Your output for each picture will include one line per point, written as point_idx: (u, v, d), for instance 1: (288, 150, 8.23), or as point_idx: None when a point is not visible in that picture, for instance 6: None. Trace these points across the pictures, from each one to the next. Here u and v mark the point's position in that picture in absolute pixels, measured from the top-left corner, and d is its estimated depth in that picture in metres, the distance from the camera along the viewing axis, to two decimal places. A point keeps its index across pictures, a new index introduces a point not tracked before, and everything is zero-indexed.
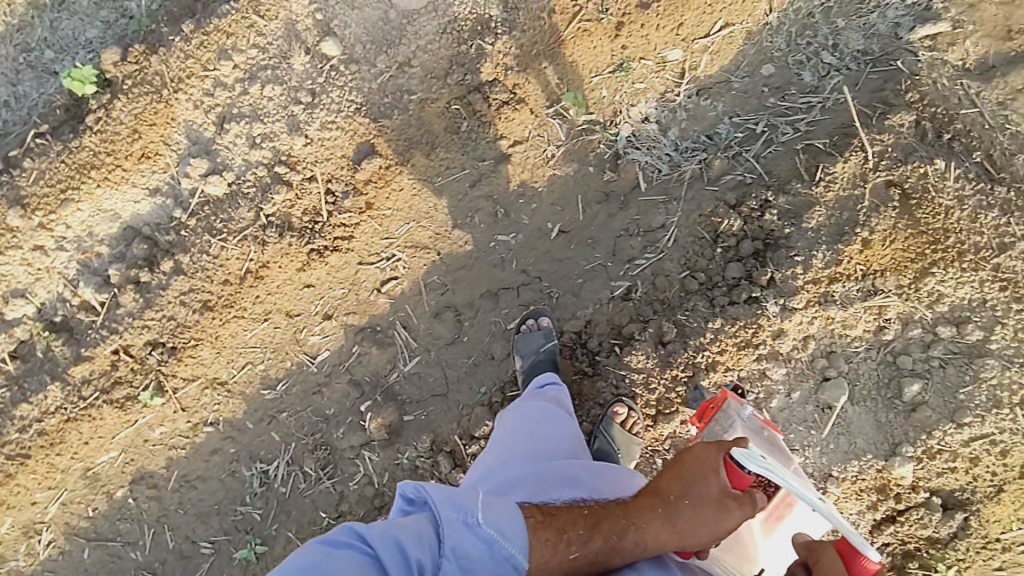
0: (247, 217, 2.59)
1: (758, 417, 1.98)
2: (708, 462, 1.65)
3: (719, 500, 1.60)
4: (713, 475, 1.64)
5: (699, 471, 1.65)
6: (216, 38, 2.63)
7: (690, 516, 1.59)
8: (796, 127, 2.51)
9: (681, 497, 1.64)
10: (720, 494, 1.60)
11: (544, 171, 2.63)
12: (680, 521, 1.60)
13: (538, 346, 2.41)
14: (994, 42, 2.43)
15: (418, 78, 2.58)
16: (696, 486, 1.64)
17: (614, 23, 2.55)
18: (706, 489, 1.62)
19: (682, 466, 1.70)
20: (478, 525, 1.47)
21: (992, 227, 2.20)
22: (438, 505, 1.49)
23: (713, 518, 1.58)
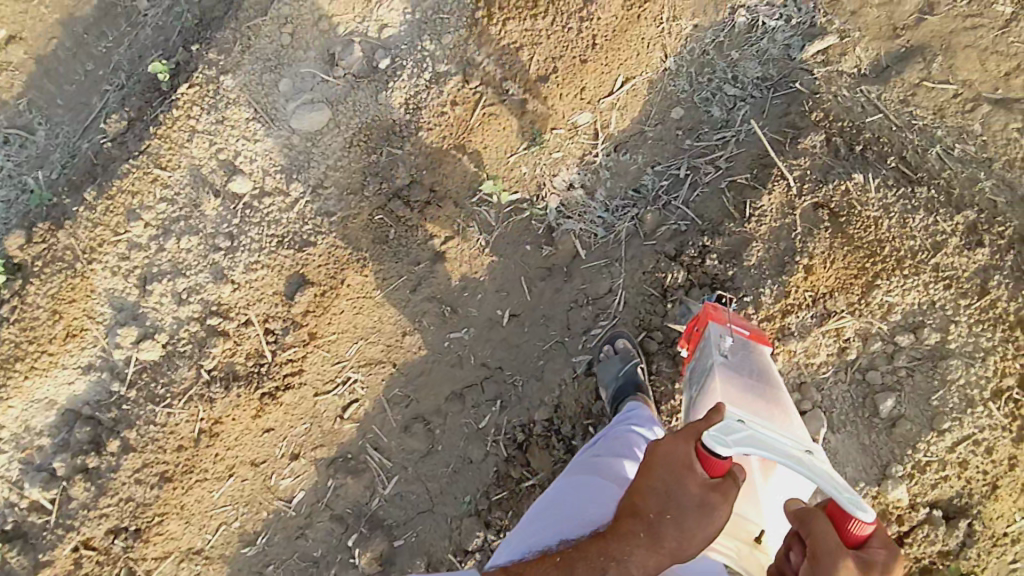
0: (189, 376, 2.47)
1: (740, 336, 2.05)
2: (679, 462, 1.55)
3: (702, 502, 1.51)
4: (689, 474, 1.54)
5: (673, 476, 1.55)
6: (121, 200, 2.54)
7: (676, 531, 1.51)
8: (716, 165, 2.51)
9: (660, 512, 1.55)
10: (700, 494, 1.51)
11: (482, 260, 2.58)
12: (666, 537, 1.52)
13: (616, 372, 2.30)
14: (883, 43, 2.54)
15: (334, 198, 2.50)
16: (674, 493, 1.54)
17: (518, 101, 2.50)
18: (687, 496, 1.52)
19: (654, 474, 1.59)
20: None
21: (922, 229, 2.24)
22: None
23: (700, 522, 1.51)
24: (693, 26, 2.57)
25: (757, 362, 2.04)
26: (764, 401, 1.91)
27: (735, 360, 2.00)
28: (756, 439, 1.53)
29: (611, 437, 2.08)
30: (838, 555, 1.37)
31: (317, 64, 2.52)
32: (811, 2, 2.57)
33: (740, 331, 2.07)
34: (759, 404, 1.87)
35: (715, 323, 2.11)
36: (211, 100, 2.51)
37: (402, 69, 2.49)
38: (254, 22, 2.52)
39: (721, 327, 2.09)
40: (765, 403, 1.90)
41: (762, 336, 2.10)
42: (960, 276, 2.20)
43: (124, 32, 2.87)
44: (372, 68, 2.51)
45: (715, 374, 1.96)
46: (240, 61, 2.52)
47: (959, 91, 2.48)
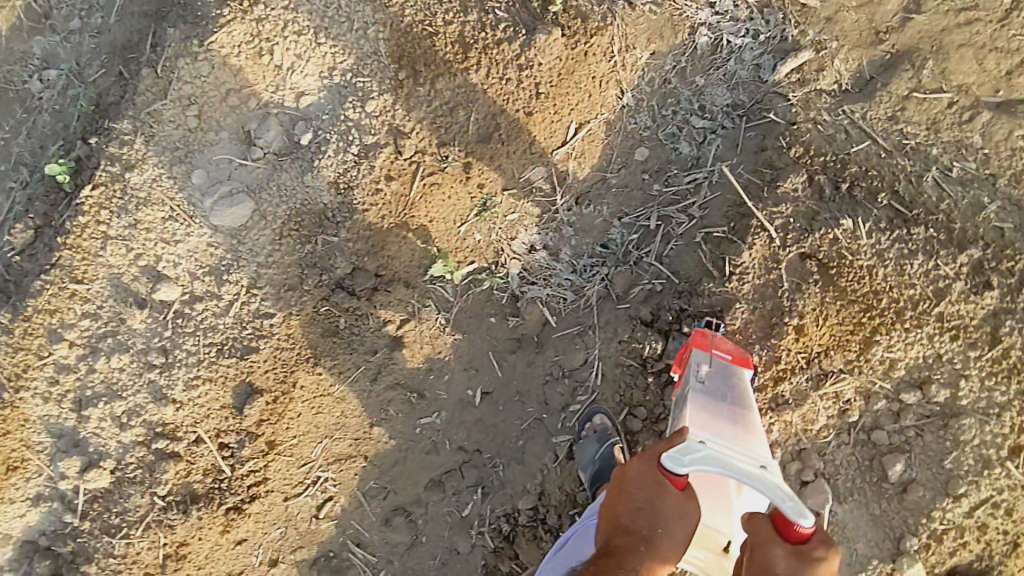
0: (142, 502, 2.29)
1: (725, 361, 1.91)
2: (653, 478, 1.62)
3: (682, 508, 1.59)
4: (665, 488, 1.60)
5: (655, 492, 1.60)
6: (40, 320, 2.32)
7: (667, 538, 1.58)
8: (689, 214, 2.27)
9: (650, 524, 1.58)
10: (679, 503, 1.59)
11: (444, 339, 2.33)
12: (661, 546, 1.58)
13: (593, 454, 2.14)
14: (865, 51, 2.24)
15: (272, 297, 2.30)
16: (657, 507, 1.59)
17: (461, 166, 2.27)
18: (671, 508, 1.58)
19: (631, 495, 1.64)
20: None
21: (922, 275, 2.03)
22: None
23: (684, 527, 1.59)
24: (648, 54, 2.28)
25: (739, 391, 1.88)
26: (738, 427, 1.77)
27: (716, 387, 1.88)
28: (714, 458, 1.55)
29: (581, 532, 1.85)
30: (770, 547, 1.49)
31: (233, 142, 2.30)
32: (780, 12, 2.27)
33: (722, 357, 1.91)
34: (731, 427, 1.75)
35: (699, 348, 1.94)
36: (120, 202, 2.31)
37: (327, 144, 2.27)
38: (154, 106, 2.31)
39: (704, 352, 1.93)
40: (739, 427, 1.77)
41: (749, 359, 1.94)
42: (968, 324, 2.01)
43: (20, 119, 2.66)
44: (294, 144, 2.29)
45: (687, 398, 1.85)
46: (145, 154, 2.31)
47: (955, 99, 2.18)
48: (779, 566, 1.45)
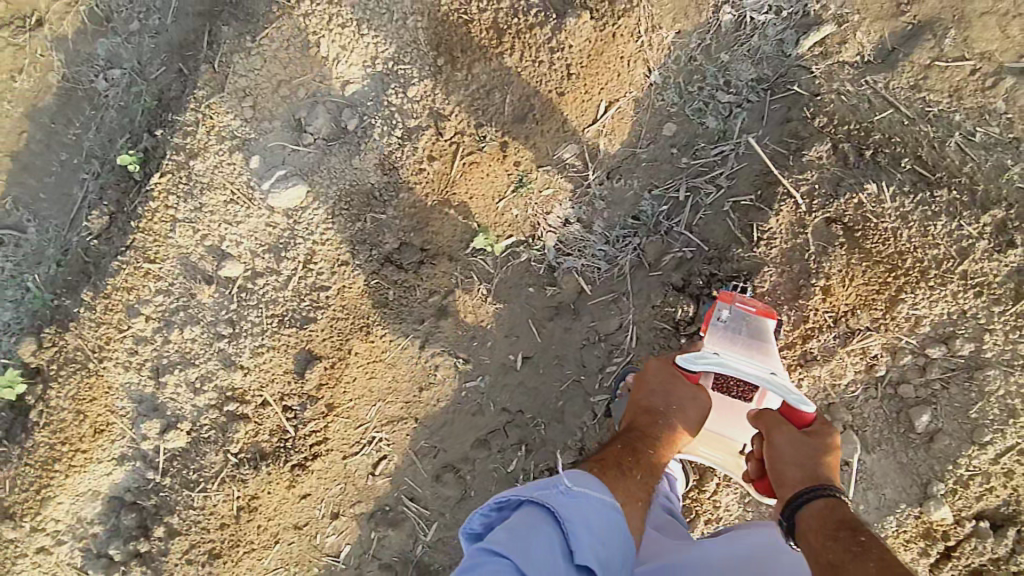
0: (217, 460, 2.53)
1: (747, 312, 2.05)
2: (670, 372, 2.07)
3: (692, 394, 2.03)
4: (679, 380, 2.06)
5: (671, 382, 2.06)
6: (118, 297, 2.57)
7: (681, 415, 2.00)
8: (716, 183, 2.36)
9: (669, 404, 2.01)
10: (690, 390, 2.04)
11: (486, 309, 2.50)
12: (676, 422, 1.98)
13: None
14: (886, 23, 2.31)
15: (326, 271, 2.49)
16: (672, 393, 2.03)
17: (497, 146, 2.42)
18: (684, 392, 2.03)
19: (650, 386, 2.07)
20: (572, 489, 1.61)
21: (945, 236, 2.03)
22: (530, 492, 1.60)
23: (694, 411, 2.01)
24: (674, 33, 2.39)
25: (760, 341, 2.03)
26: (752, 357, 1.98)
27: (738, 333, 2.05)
28: (725, 365, 1.90)
29: None
30: (786, 426, 1.85)
31: (283, 129, 2.48)
32: None
33: (746, 309, 2.04)
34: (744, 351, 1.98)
35: (723, 302, 2.08)
36: (186, 188, 2.53)
37: (373, 128, 2.44)
38: (211, 100, 2.51)
39: (726, 306, 2.07)
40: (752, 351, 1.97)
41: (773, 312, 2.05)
42: (992, 281, 1.99)
43: (89, 116, 2.91)
44: (341, 130, 2.47)
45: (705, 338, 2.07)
46: (205, 142, 2.52)
47: (978, 66, 2.22)
48: (798, 438, 1.81)
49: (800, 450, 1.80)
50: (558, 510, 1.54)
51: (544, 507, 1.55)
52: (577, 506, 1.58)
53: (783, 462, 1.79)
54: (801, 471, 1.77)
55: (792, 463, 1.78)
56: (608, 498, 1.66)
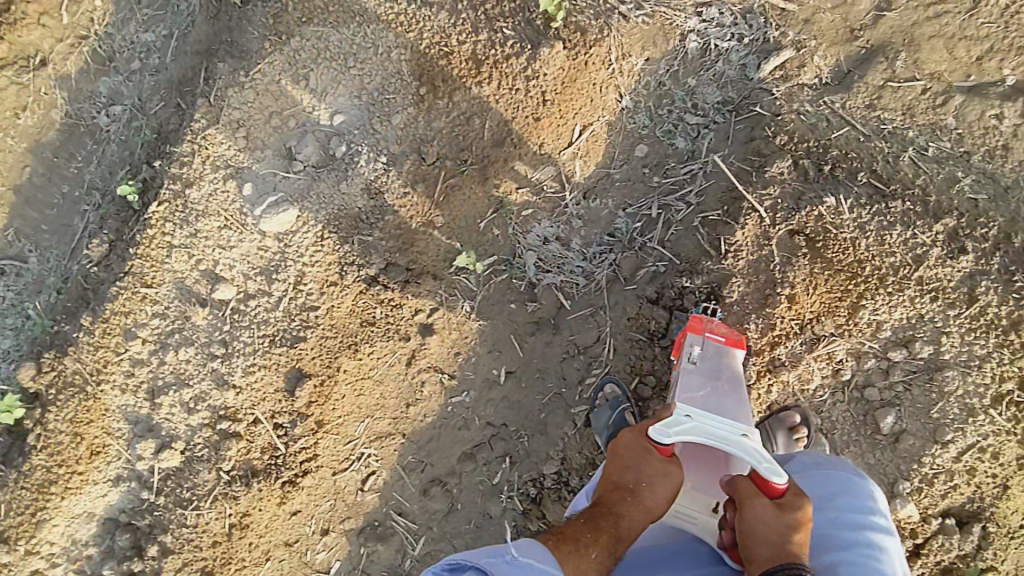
0: (210, 478, 2.59)
1: (716, 342, 2.13)
2: (642, 445, 1.89)
3: (665, 468, 1.84)
4: (649, 454, 1.87)
5: (643, 456, 1.87)
6: (116, 321, 2.67)
7: (651, 492, 1.82)
8: (686, 201, 2.48)
9: (639, 480, 1.83)
10: (661, 464, 1.84)
11: (470, 325, 2.60)
12: (646, 500, 1.81)
13: (607, 421, 2.34)
14: (842, 47, 2.45)
15: (315, 292, 2.59)
16: (642, 467, 1.85)
17: (478, 169, 2.54)
18: (653, 467, 1.84)
19: (621, 457, 1.91)
20: (517, 559, 1.58)
21: (900, 244, 2.16)
22: (475, 559, 1.59)
23: (666, 488, 1.83)
24: (644, 60, 2.53)
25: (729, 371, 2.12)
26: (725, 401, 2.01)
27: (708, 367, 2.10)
28: (697, 430, 1.84)
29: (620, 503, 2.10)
30: (758, 500, 1.71)
31: (275, 157, 2.61)
32: (761, 16, 2.50)
33: (715, 339, 2.13)
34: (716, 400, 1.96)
35: (692, 334, 2.14)
36: (182, 215, 2.65)
37: (360, 154, 2.56)
38: (207, 131, 2.65)
39: (696, 337, 2.14)
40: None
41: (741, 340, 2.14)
42: (946, 286, 2.11)
43: (91, 150, 3.04)
44: (329, 156, 2.59)
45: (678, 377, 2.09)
46: (201, 172, 2.65)
47: (929, 85, 2.36)
48: (767, 512, 1.68)
49: (769, 525, 1.66)
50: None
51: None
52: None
53: (750, 533, 1.67)
54: (772, 549, 1.64)
55: (761, 538, 1.66)
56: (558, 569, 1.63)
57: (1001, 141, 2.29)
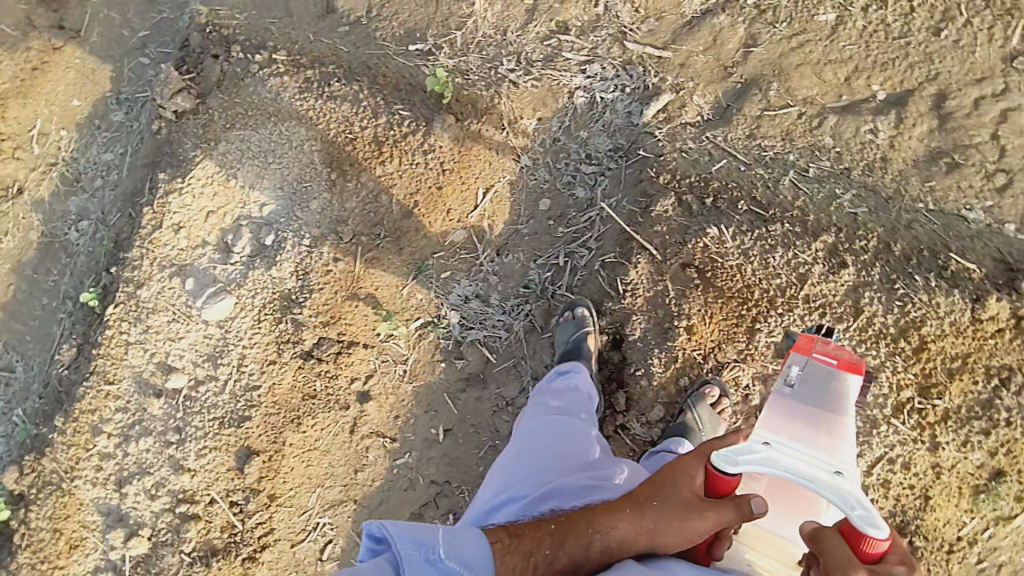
0: (173, 562, 2.61)
1: (828, 363, 1.62)
2: (688, 470, 1.66)
3: (689, 502, 1.60)
4: (693, 478, 1.63)
5: (677, 481, 1.66)
6: (84, 418, 2.84)
7: (656, 515, 1.65)
8: (588, 246, 2.59)
9: (651, 499, 1.69)
10: (689, 497, 1.61)
11: (404, 388, 2.70)
12: (648, 517, 1.66)
13: (567, 337, 2.39)
14: (718, 84, 2.59)
15: (257, 372, 2.74)
16: (670, 490, 1.66)
17: (392, 240, 2.72)
18: (679, 494, 1.63)
19: (664, 474, 1.72)
20: (439, 561, 1.61)
21: (784, 265, 2.28)
22: (398, 546, 1.63)
23: (676, 516, 1.60)
24: (536, 121, 2.71)
25: (839, 399, 1.56)
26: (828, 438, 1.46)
27: (808, 392, 1.57)
28: (774, 461, 1.41)
29: (540, 443, 1.99)
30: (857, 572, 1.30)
31: (215, 251, 2.84)
32: (640, 66, 2.67)
33: (826, 361, 1.62)
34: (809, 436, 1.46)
35: (797, 353, 1.65)
36: (136, 314, 2.87)
37: (285, 241, 2.77)
38: (153, 235, 2.89)
39: (802, 357, 1.65)
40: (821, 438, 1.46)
41: (858, 364, 1.62)
42: (833, 301, 2.22)
43: (65, 263, 3.24)
44: (262, 246, 2.80)
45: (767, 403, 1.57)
46: (151, 272, 2.88)
47: (802, 110, 2.49)
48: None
49: None
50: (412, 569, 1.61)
51: (402, 567, 1.61)
52: None
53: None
54: None
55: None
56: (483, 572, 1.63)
57: (879, 154, 2.39)
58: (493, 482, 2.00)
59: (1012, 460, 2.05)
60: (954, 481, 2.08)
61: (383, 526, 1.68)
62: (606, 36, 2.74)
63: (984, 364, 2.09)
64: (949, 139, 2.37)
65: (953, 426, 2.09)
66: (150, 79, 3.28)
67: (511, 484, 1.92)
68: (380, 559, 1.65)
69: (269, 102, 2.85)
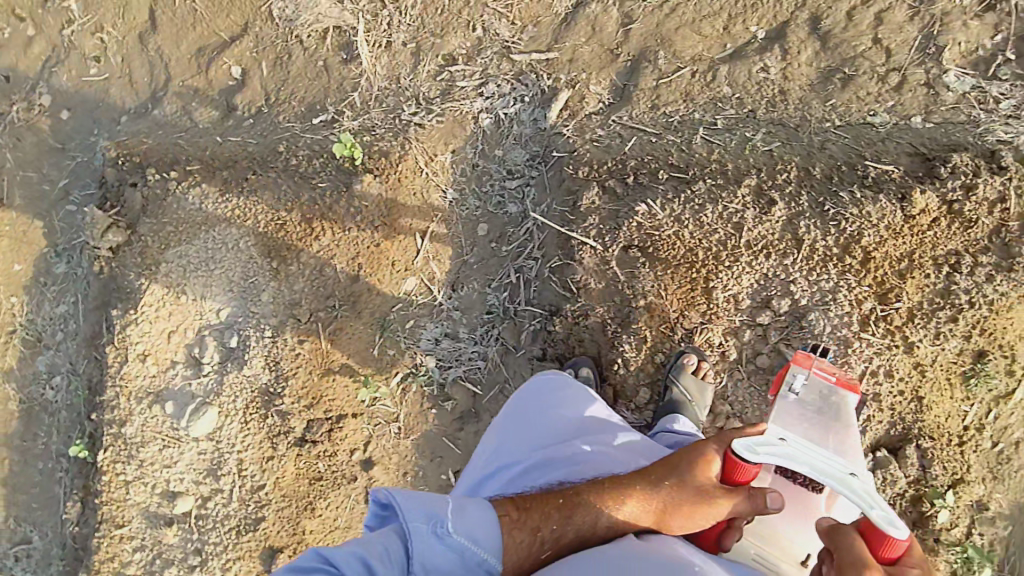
0: None
1: (829, 379, 1.76)
2: (706, 453, 1.68)
3: (701, 491, 1.65)
4: (710, 463, 1.67)
5: (692, 461, 1.68)
6: (106, 568, 2.80)
7: (669, 495, 1.66)
8: (534, 257, 2.65)
9: (663, 479, 1.69)
10: (702, 486, 1.65)
11: (404, 444, 2.70)
12: (660, 498, 1.67)
13: None
14: (609, 68, 2.68)
15: (257, 472, 2.70)
16: (685, 471, 1.68)
17: (349, 306, 2.74)
18: (694, 477, 1.66)
19: (679, 455, 1.72)
20: (448, 536, 1.54)
21: (718, 220, 2.33)
22: (408, 518, 1.55)
23: (689, 499, 1.65)
24: (451, 154, 2.78)
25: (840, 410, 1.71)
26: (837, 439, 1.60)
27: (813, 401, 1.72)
28: (793, 455, 1.49)
29: (542, 416, 1.94)
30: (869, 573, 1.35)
31: (186, 368, 2.82)
32: (532, 74, 2.76)
33: (826, 376, 1.76)
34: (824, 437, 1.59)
35: (800, 364, 1.79)
36: (126, 453, 2.86)
37: (248, 337, 2.76)
38: (122, 371, 2.88)
39: (803, 370, 1.78)
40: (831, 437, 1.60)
41: (856, 385, 1.75)
42: (773, 240, 2.28)
43: (48, 423, 3.23)
44: (228, 349, 2.80)
45: (776, 408, 1.71)
46: (130, 407, 2.87)
47: (694, 69, 2.58)
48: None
49: None
50: (420, 544, 1.53)
51: (411, 540, 1.53)
52: (440, 550, 1.54)
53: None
54: None
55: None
56: (492, 548, 1.58)
57: (777, 88, 2.48)
58: (493, 441, 1.98)
59: (988, 338, 2.11)
60: (941, 374, 2.12)
61: (392, 495, 1.60)
62: (492, 56, 2.82)
63: (930, 256, 2.14)
64: (835, 55, 2.46)
65: (920, 322, 2.12)
66: (77, 222, 3.30)
67: (509, 452, 1.91)
68: (388, 529, 1.58)
69: (195, 213, 2.89)
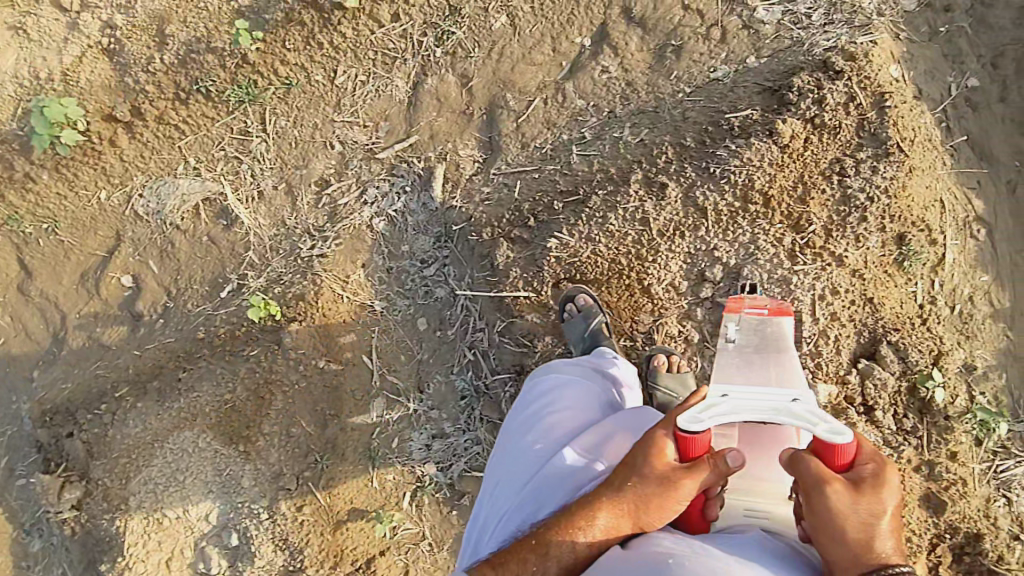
0: None
1: (755, 314, 1.72)
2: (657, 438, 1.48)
3: (664, 478, 1.45)
4: (663, 447, 1.47)
5: (645, 453, 1.49)
6: None
7: (634, 495, 1.48)
8: (479, 328, 2.66)
9: (626, 480, 1.51)
10: (664, 472, 1.45)
11: (442, 558, 2.64)
12: (628, 502, 1.50)
13: (582, 330, 2.34)
14: (469, 129, 2.75)
15: None
16: (643, 465, 1.48)
17: (331, 452, 2.67)
18: (654, 466, 1.47)
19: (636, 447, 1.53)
20: None
21: (626, 223, 2.41)
22: None
23: (657, 490, 1.46)
24: (361, 268, 2.75)
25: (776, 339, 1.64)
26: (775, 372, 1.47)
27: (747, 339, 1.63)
28: (737, 406, 1.36)
29: (519, 449, 1.80)
30: (829, 486, 1.33)
31: None
32: (403, 163, 2.81)
33: (755, 313, 1.72)
34: (761, 371, 1.48)
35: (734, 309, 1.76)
36: None
37: (246, 529, 2.65)
38: None
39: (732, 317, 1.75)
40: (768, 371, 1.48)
41: (785, 308, 1.72)
42: (681, 218, 2.36)
43: None
44: (232, 548, 2.67)
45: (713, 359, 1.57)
46: None
47: (544, 96, 2.66)
48: (843, 503, 1.33)
49: (848, 516, 1.32)
50: None
51: None
52: None
53: (825, 534, 1.34)
54: (851, 544, 1.32)
55: (842, 538, 1.33)
56: None
57: (623, 83, 2.57)
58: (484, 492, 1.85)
59: (900, 223, 2.26)
60: (878, 271, 2.25)
61: None
62: (359, 163, 2.87)
63: (817, 173, 2.28)
64: (658, 34, 2.54)
65: (839, 235, 2.25)
66: (18, 493, 3.05)
67: (495, 498, 1.77)
68: None
69: (140, 434, 2.76)
